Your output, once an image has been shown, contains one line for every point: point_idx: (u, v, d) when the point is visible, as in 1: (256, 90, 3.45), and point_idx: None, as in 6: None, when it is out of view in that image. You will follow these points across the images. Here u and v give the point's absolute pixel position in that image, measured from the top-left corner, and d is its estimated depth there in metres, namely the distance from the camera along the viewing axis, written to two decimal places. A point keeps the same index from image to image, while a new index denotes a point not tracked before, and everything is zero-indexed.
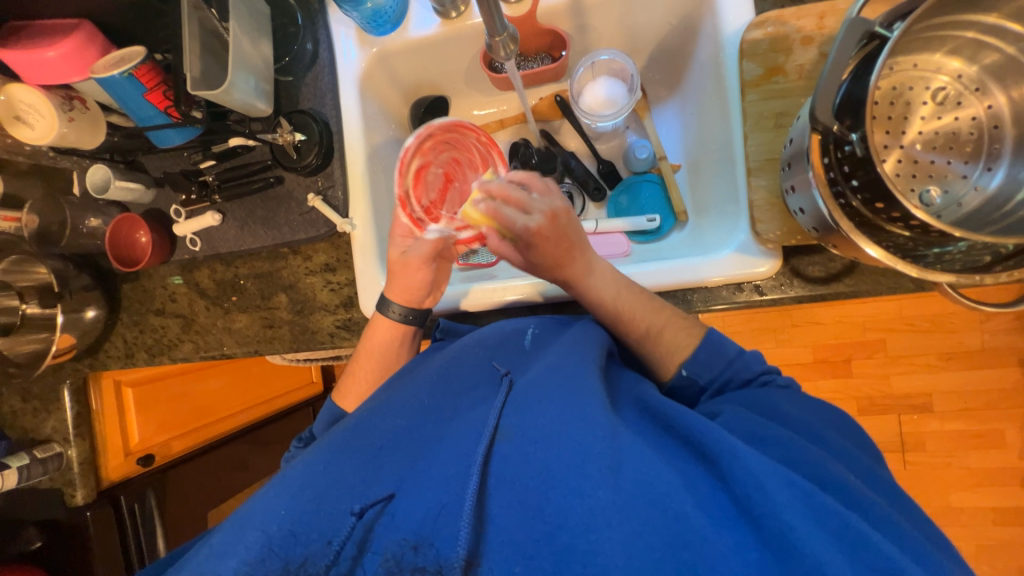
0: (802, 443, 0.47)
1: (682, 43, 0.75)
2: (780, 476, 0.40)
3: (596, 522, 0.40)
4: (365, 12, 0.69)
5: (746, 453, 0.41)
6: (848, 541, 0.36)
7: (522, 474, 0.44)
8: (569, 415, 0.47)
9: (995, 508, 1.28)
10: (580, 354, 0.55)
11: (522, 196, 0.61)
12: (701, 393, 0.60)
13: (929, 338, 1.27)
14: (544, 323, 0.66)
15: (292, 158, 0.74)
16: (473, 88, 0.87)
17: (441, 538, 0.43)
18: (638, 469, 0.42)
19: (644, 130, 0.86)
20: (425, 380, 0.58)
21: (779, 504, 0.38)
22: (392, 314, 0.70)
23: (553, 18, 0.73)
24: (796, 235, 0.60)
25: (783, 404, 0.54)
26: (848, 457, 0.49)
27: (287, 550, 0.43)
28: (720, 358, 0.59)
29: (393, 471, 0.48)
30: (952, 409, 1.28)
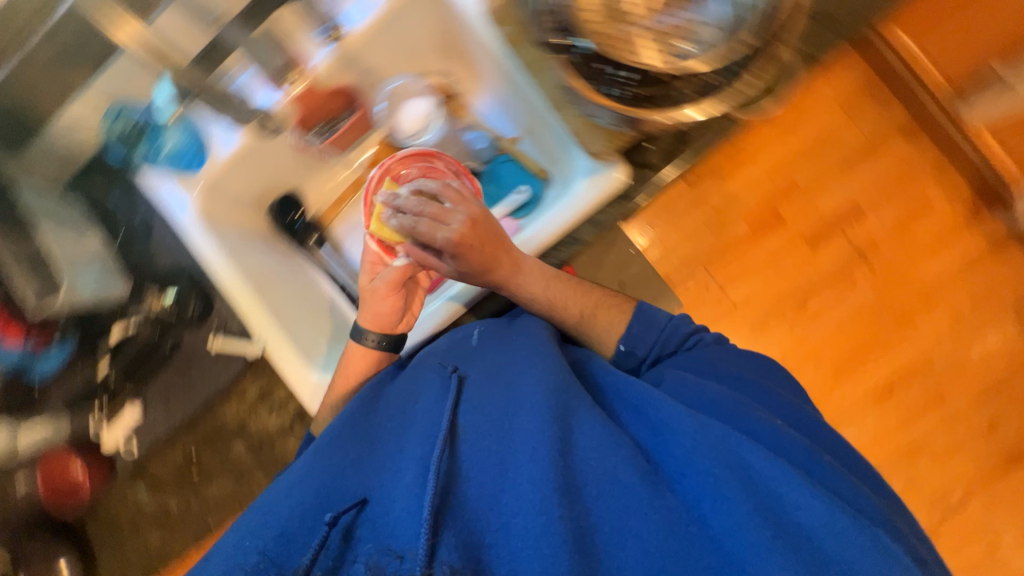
0: (730, 395, 0.55)
1: (451, 40, 0.81)
2: (714, 439, 0.47)
3: (546, 502, 0.42)
4: (168, 156, 0.74)
5: (680, 421, 0.49)
6: (752, 484, 0.44)
7: (482, 471, 0.47)
8: (519, 409, 0.52)
9: (961, 257, 1.41)
10: (524, 354, 0.61)
11: (438, 210, 0.66)
12: (641, 362, 0.70)
13: (826, 155, 1.41)
14: (488, 325, 0.70)
15: (173, 315, 0.76)
16: (312, 170, 0.90)
17: (405, 533, 0.42)
18: (588, 454, 0.47)
19: (474, 124, 0.91)
20: (392, 397, 0.61)
21: (701, 461, 0.46)
22: (369, 341, 0.73)
23: (336, 77, 0.77)
24: (618, 138, 0.65)
25: (711, 360, 0.64)
26: (769, 403, 0.58)
27: (278, 555, 0.44)
28: (650, 329, 0.70)
29: (366, 477, 0.50)
30: (878, 203, 1.42)
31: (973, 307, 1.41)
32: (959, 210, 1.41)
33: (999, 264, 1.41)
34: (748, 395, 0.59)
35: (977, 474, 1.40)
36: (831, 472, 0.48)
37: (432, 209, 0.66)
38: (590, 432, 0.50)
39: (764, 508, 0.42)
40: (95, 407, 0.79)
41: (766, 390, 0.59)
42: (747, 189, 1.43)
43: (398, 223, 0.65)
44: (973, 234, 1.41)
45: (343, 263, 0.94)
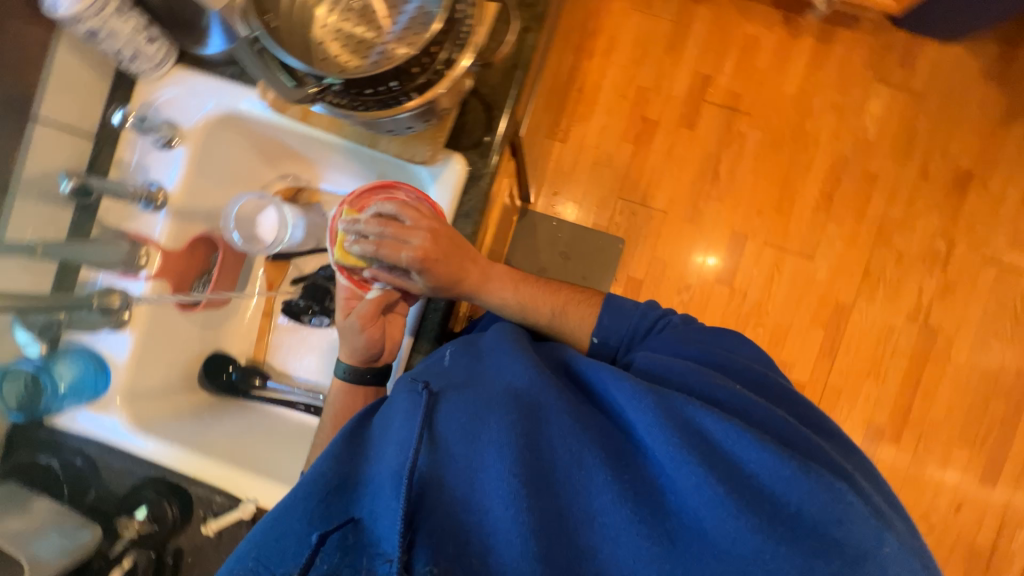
0: (700, 370, 0.58)
1: (268, 145, 0.85)
2: (676, 414, 0.50)
3: (511, 498, 0.48)
4: (70, 390, 0.73)
5: (643, 400, 0.51)
6: (707, 457, 0.47)
7: (457, 467, 0.51)
8: (493, 418, 0.53)
9: (813, 60, 1.52)
10: (494, 367, 0.61)
11: (398, 229, 0.67)
12: (618, 352, 0.73)
13: (651, 53, 1.55)
14: (458, 344, 0.68)
15: (155, 531, 0.72)
16: (220, 326, 0.91)
17: (388, 540, 0.49)
18: (558, 448, 0.51)
19: (332, 203, 0.91)
20: (375, 422, 0.59)
21: (659, 446, 0.49)
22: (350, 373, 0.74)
23: (183, 233, 0.82)
24: (437, 138, 0.71)
25: (679, 333, 0.69)
26: (739, 374, 0.62)
27: (274, 564, 0.49)
28: (622, 318, 0.73)
29: (354, 497, 0.52)
30: (717, 61, 1.53)
31: (848, 91, 1.51)
32: (784, 27, 1.53)
33: (845, 46, 1.51)
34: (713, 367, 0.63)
35: (942, 218, 1.47)
36: (784, 422, 0.53)
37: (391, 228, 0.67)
38: (563, 430, 0.52)
39: (716, 474, 0.46)
40: None
41: (741, 365, 0.62)
42: (610, 116, 1.54)
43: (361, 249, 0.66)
44: (808, 35, 1.52)
45: (296, 386, 0.90)
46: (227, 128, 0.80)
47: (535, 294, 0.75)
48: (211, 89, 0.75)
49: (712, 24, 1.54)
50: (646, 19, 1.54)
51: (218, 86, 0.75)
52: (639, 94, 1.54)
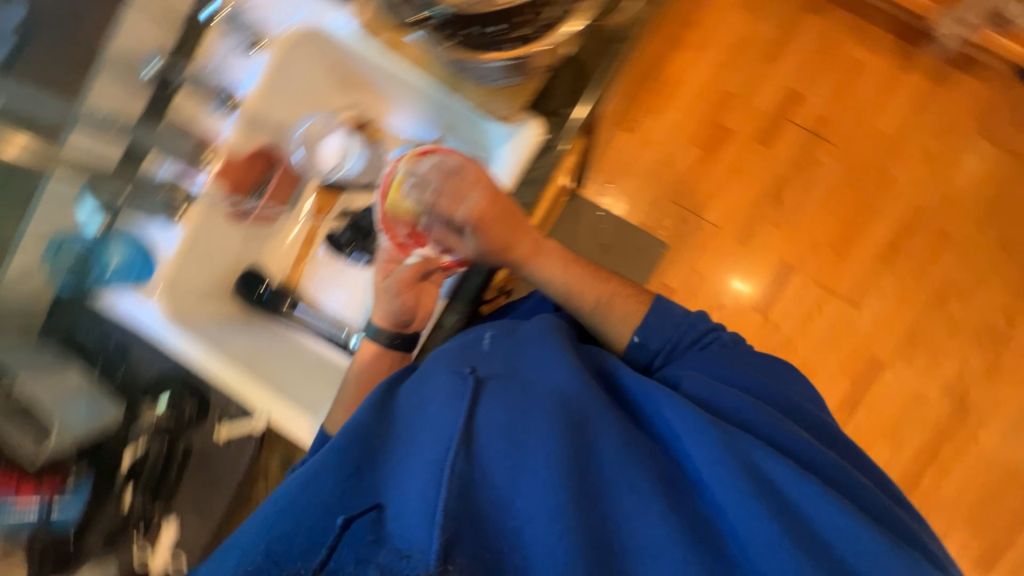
0: (758, 404, 0.57)
1: (347, 69, 0.83)
2: (731, 449, 0.49)
3: (559, 509, 0.45)
4: (116, 270, 0.75)
5: (702, 429, 0.51)
6: (773, 502, 0.46)
7: (498, 468, 0.49)
8: (539, 420, 0.52)
9: (915, 101, 1.43)
10: (538, 361, 0.61)
11: (457, 184, 0.67)
12: (655, 358, 0.69)
13: (743, 58, 1.47)
14: (497, 325, 0.68)
15: (175, 420, 0.77)
16: (262, 241, 0.91)
17: (415, 532, 0.46)
18: (607, 467, 0.50)
19: (392, 142, 0.89)
20: (405, 395, 0.59)
21: (721, 485, 0.48)
22: (381, 338, 0.73)
23: (248, 141, 0.79)
24: (519, 96, 0.68)
25: (733, 359, 0.66)
26: (798, 414, 0.60)
27: (286, 557, 0.50)
28: (669, 322, 0.69)
29: (379, 481, 0.52)
30: (811, 80, 1.45)
31: (942, 141, 1.42)
32: (891, 61, 1.44)
33: (948, 93, 1.42)
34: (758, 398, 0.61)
35: (1007, 297, 1.38)
36: (859, 486, 0.52)
37: (453, 184, 0.68)
38: (612, 447, 0.51)
39: (782, 519, 0.45)
40: (134, 535, 0.79)
41: (784, 397, 0.61)
42: (685, 115, 1.47)
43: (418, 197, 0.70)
44: (913, 74, 1.43)
45: (323, 317, 0.91)
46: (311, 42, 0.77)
47: (578, 274, 0.71)
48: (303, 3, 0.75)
49: (815, 42, 1.45)
50: (747, 21, 1.46)
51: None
52: (721, 99, 1.47)
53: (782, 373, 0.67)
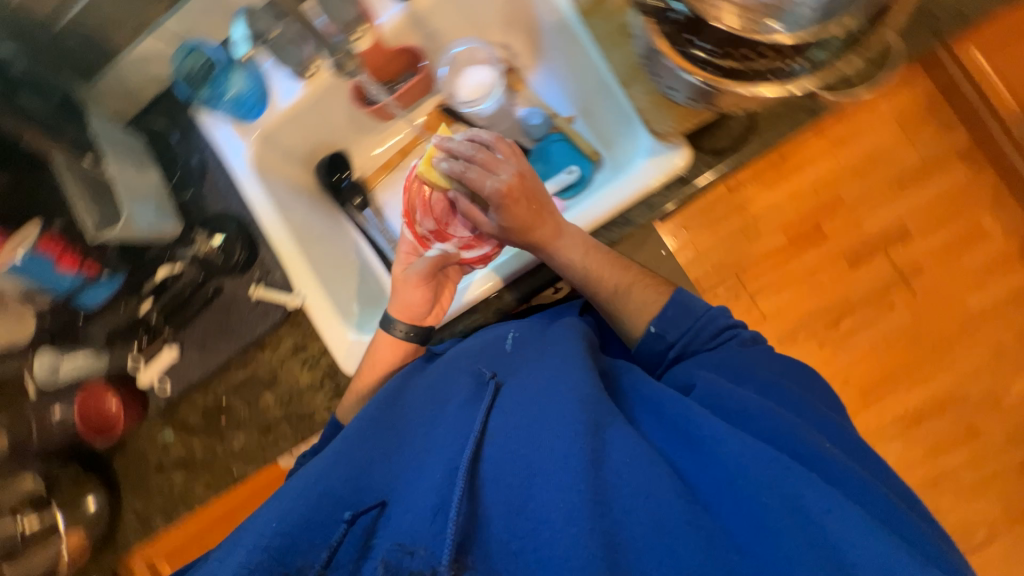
0: (783, 414, 0.48)
1: (520, 12, 0.80)
2: (762, 458, 0.42)
3: (577, 513, 0.39)
4: (229, 101, 0.74)
5: (729, 440, 0.44)
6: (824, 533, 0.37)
7: (506, 472, 0.45)
8: (550, 418, 0.47)
9: (1013, 294, 1.39)
10: (559, 353, 0.57)
11: (488, 158, 0.67)
12: (668, 349, 0.63)
13: (874, 174, 1.41)
14: (522, 325, 0.68)
15: (220, 262, 0.76)
16: (363, 132, 0.90)
17: (419, 530, 0.43)
18: (624, 466, 0.43)
19: (529, 100, 0.88)
20: (418, 394, 0.60)
21: (752, 501, 0.40)
22: (396, 331, 0.71)
23: (401, 36, 0.77)
24: (688, 118, 0.62)
25: (751, 365, 0.57)
26: (822, 424, 0.51)
27: (284, 556, 0.43)
28: (687, 316, 0.63)
29: (385, 477, 0.51)
30: (929, 226, 1.40)
31: (1018, 342, 1.38)
32: (1011, 246, 1.39)
33: None
34: (782, 405, 0.52)
35: (1004, 514, 1.36)
36: (885, 501, 0.43)
37: (484, 159, 0.67)
38: (626, 447, 0.45)
39: (838, 543, 0.37)
40: (133, 345, 0.80)
41: (809, 405, 0.53)
42: (791, 201, 1.43)
43: (448, 166, 0.67)
44: None
45: (384, 229, 0.91)
46: None
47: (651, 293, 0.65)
48: None
49: (951, 192, 1.40)
50: (898, 140, 1.40)
51: None
52: (832, 202, 1.42)
53: (804, 378, 0.58)
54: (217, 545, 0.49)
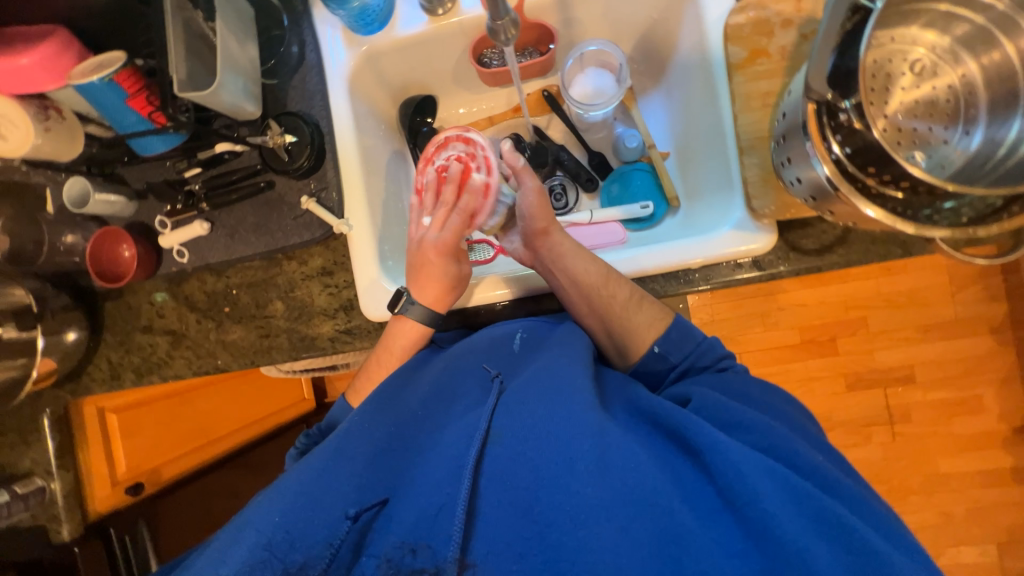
0: (773, 426, 0.51)
1: (663, 34, 0.78)
2: (762, 467, 0.43)
3: (585, 517, 0.43)
4: (352, 11, 0.69)
5: (727, 446, 0.45)
6: (826, 526, 0.41)
7: (514, 476, 0.47)
8: (558, 420, 0.49)
9: (980, 471, 1.44)
10: (566, 356, 0.58)
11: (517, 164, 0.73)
12: (669, 372, 0.65)
13: (906, 312, 1.43)
14: (531, 326, 0.69)
15: (283, 160, 0.74)
16: (461, 87, 0.89)
17: (424, 526, 0.47)
18: (626, 468, 0.45)
19: (633, 120, 0.88)
20: (421, 391, 0.62)
21: (757, 493, 0.42)
22: (412, 315, 0.70)
23: (540, 12, 0.74)
24: (788, 208, 0.62)
25: (751, 390, 0.59)
26: (809, 436, 0.55)
27: (285, 555, 0.47)
28: (689, 340, 0.65)
29: (386, 478, 0.53)
30: (934, 379, 1.44)
31: (966, 512, 1.45)
32: (1000, 426, 1.43)
33: (1009, 487, 1.43)
34: (781, 423, 0.56)
35: None
36: (884, 515, 0.45)
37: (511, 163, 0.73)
38: (626, 450, 0.46)
39: (834, 542, 0.40)
40: (167, 206, 0.78)
41: (795, 422, 0.57)
42: (818, 306, 1.45)
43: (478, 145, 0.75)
44: (1003, 450, 1.43)
45: None
46: None
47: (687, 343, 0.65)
48: None
49: (969, 356, 1.42)
50: (943, 289, 1.41)
51: None
52: (856, 322, 1.44)
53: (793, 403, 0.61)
54: (228, 526, 0.52)
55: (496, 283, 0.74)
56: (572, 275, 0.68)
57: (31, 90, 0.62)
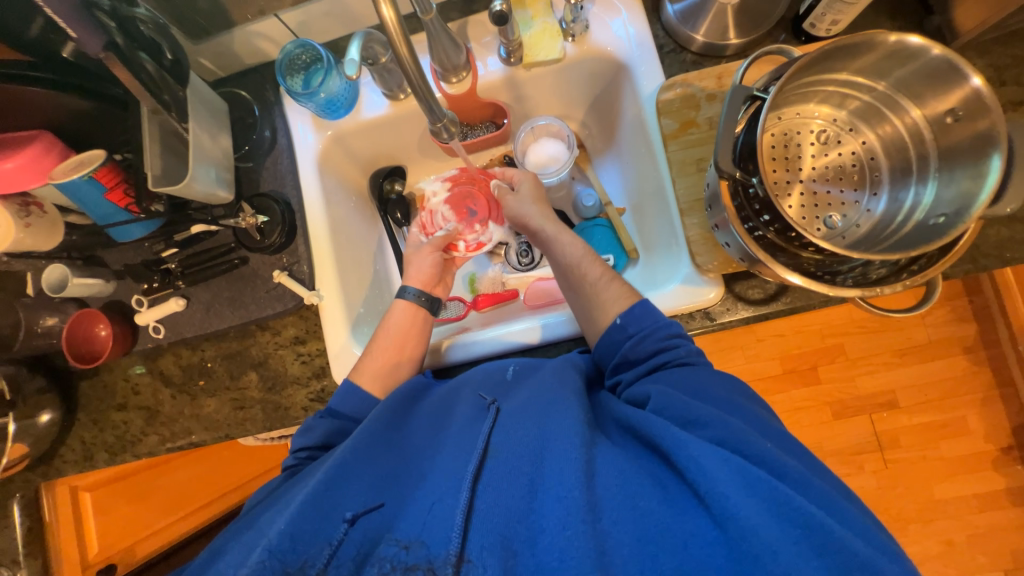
0: (735, 423, 0.48)
1: (608, 106, 0.85)
2: (719, 456, 0.44)
3: (572, 519, 0.43)
4: (319, 101, 0.75)
5: (689, 441, 0.46)
6: (784, 510, 0.40)
7: (508, 485, 0.47)
8: (551, 439, 0.51)
9: (976, 494, 1.42)
10: (554, 385, 0.59)
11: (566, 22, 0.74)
12: (625, 338, 0.62)
13: (880, 337, 1.47)
14: (523, 361, 0.70)
15: (255, 239, 0.77)
16: (427, 156, 0.95)
17: (415, 526, 0.47)
18: (610, 480, 0.47)
19: (590, 180, 0.93)
20: (421, 426, 0.63)
21: (716, 479, 0.42)
22: (409, 296, 0.79)
23: (492, 92, 0.81)
24: (731, 263, 0.65)
25: (707, 382, 0.55)
26: (760, 426, 0.50)
27: (286, 554, 0.45)
28: (650, 317, 0.62)
29: (387, 496, 0.52)
30: (917, 403, 1.45)
31: (968, 539, 1.42)
32: (990, 447, 1.43)
33: (1008, 510, 1.41)
34: (755, 425, 0.50)
35: None
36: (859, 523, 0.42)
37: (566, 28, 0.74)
38: (610, 463, 0.49)
39: (789, 522, 0.39)
40: (144, 285, 0.81)
41: (759, 418, 0.52)
42: (795, 335, 1.49)
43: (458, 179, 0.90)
44: (996, 471, 1.42)
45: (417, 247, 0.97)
46: (609, 64, 0.77)
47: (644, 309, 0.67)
48: (632, 29, 0.73)
49: (948, 378, 1.45)
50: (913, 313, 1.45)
51: (642, 34, 0.73)
52: (833, 349, 1.48)
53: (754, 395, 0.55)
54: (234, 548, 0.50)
55: (475, 340, 0.77)
56: (557, 255, 0.74)
57: (16, 191, 0.66)
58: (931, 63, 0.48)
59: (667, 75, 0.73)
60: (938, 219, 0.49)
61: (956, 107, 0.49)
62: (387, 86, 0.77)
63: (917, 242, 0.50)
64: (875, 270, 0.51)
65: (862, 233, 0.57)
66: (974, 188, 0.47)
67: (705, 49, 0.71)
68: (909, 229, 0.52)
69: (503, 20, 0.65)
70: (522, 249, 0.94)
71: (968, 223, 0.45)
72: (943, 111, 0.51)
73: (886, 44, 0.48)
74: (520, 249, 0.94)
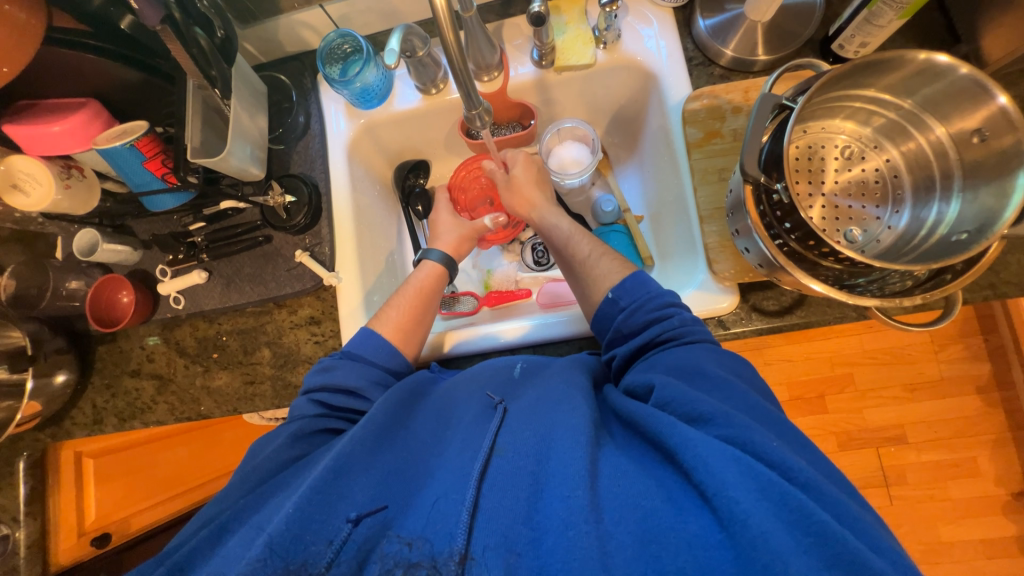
0: (745, 420, 0.45)
1: (633, 114, 0.87)
2: (727, 454, 0.42)
3: (575, 519, 0.41)
4: (355, 90, 0.78)
5: (696, 440, 0.43)
6: (791, 514, 0.38)
7: (513, 488, 0.46)
8: (557, 438, 0.49)
9: (983, 540, 1.38)
10: (563, 385, 0.57)
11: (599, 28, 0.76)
12: (618, 313, 0.63)
13: (891, 370, 1.44)
14: (531, 359, 0.69)
15: (281, 217, 0.79)
16: (451, 152, 0.98)
17: (418, 522, 0.46)
18: (615, 482, 0.45)
19: (609, 186, 0.94)
20: (426, 421, 0.61)
21: (726, 482, 0.40)
22: (434, 258, 0.80)
23: (521, 93, 0.84)
24: (747, 272, 0.66)
25: (706, 364, 0.53)
26: (774, 424, 0.47)
27: (288, 552, 0.43)
28: (642, 288, 0.63)
29: (393, 490, 0.50)
30: (925, 440, 1.42)
31: None
32: (1001, 492, 1.38)
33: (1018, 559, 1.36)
34: (765, 423, 0.47)
35: None
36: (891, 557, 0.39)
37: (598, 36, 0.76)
38: (615, 465, 0.47)
39: (795, 526, 0.37)
40: (169, 255, 0.83)
41: (768, 409, 0.49)
42: (803, 361, 1.47)
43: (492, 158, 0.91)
44: (1006, 518, 1.37)
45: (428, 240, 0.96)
46: (638, 73, 0.79)
47: None
48: (660, 37, 0.75)
49: (960, 416, 1.41)
50: (926, 348, 1.43)
51: (672, 46, 0.75)
52: (843, 378, 1.45)
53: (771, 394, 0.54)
54: (240, 530, 0.49)
55: (488, 332, 0.77)
56: (552, 230, 0.76)
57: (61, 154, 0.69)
58: (957, 82, 0.49)
59: (695, 86, 0.75)
60: (961, 237, 0.51)
61: (983, 127, 0.50)
62: (422, 81, 0.80)
63: (941, 255, 0.51)
64: (908, 280, 0.51)
65: (882, 247, 0.58)
66: (999, 206, 0.48)
67: (734, 64, 0.72)
68: (931, 244, 0.53)
69: (540, 22, 0.68)
70: (538, 250, 0.96)
71: (994, 237, 0.46)
72: (968, 130, 0.52)
73: (915, 62, 0.50)
74: (536, 250, 0.95)
